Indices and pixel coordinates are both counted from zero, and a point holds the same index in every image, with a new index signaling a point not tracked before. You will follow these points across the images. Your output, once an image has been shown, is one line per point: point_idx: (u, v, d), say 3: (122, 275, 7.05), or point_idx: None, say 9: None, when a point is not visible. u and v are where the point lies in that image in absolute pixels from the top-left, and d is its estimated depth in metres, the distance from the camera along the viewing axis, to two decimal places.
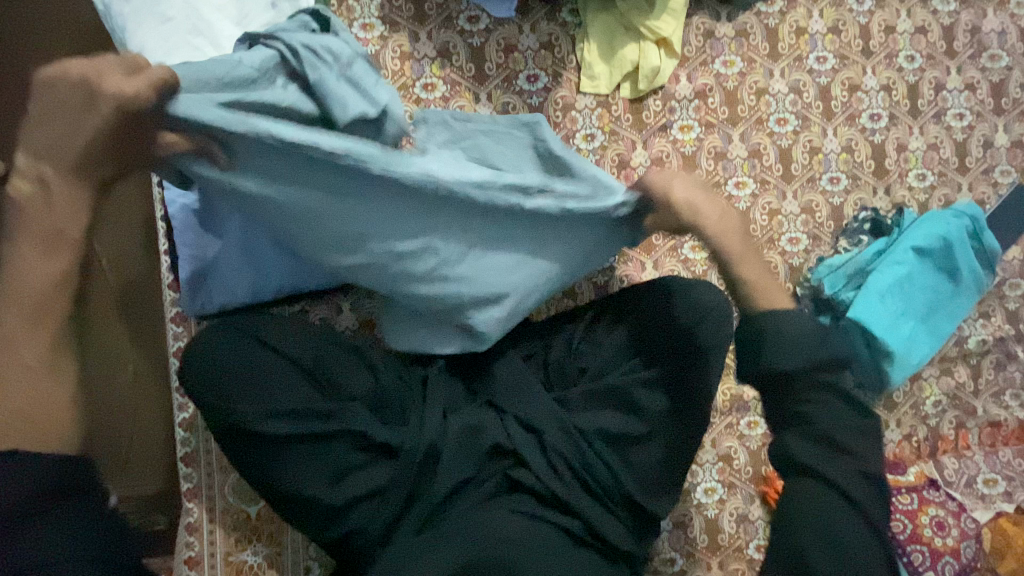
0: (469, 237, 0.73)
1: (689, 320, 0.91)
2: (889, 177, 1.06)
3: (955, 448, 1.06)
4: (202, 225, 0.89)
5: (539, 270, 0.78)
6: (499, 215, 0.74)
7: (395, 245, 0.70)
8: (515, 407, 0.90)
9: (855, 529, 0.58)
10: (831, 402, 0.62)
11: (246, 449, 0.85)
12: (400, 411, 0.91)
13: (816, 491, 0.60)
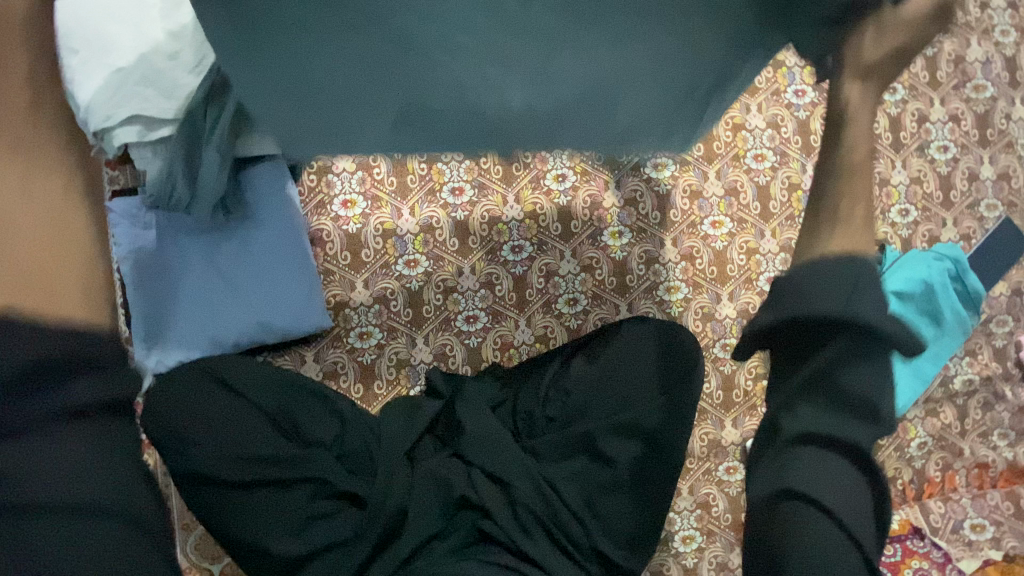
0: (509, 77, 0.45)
1: (659, 359, 0.91)
2: None
3: (941, 491, 1.03)
4: (155, 279, 0.89)
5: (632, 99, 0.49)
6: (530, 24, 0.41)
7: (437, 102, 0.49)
8: (480, 457, 0.84)
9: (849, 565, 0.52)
10: (868, 373, 0.53)
11: (205, 496, 0.82)
12: (368, 458, 0.87)
13: (825, 470, 0.54)
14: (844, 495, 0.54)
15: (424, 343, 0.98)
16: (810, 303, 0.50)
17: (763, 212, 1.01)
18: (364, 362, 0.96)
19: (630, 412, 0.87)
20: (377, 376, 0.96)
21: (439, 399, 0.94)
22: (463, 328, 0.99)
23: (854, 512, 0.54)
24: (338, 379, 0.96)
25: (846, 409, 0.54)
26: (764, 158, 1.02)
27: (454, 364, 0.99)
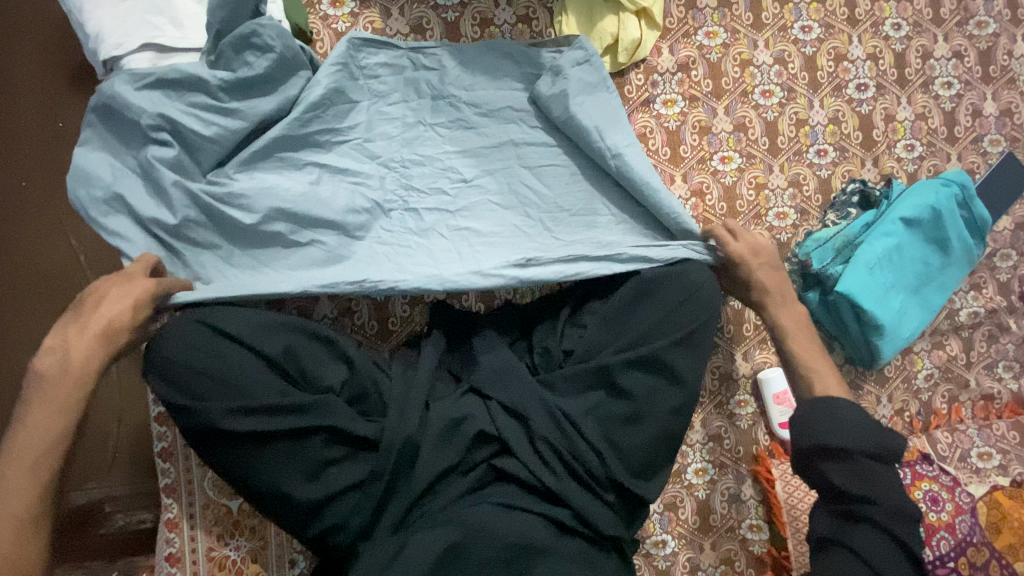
0: (462, 205, 0.94)
1: (678, 298, 0.89)
2: (878, 148, 1.04)
3: (947, 422, 1.05)
4: (156, 197, 0.78)
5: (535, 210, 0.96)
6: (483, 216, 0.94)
7: (427, 201, 0.93)
8: (498, 392, 0.87)
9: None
10: (856, 464, 0.70)
11: (215, 447, 0.80)
12: (378, 399, 0.88)
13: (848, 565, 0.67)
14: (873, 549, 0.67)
15: None
16: (801, 435, 0.74)
17: (771, 148, 1.02)
18: (377, 300, 0.96)
19: (642, 348, 0.88)
20: (392, 313, 0.96)
21: (449, 339, 0.95)
22: None
23: (879, 556, 0.66)
24: (352, 319, 0.95)
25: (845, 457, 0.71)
26: (771, 95, 1.02)
27: (466, 301, 1.00)
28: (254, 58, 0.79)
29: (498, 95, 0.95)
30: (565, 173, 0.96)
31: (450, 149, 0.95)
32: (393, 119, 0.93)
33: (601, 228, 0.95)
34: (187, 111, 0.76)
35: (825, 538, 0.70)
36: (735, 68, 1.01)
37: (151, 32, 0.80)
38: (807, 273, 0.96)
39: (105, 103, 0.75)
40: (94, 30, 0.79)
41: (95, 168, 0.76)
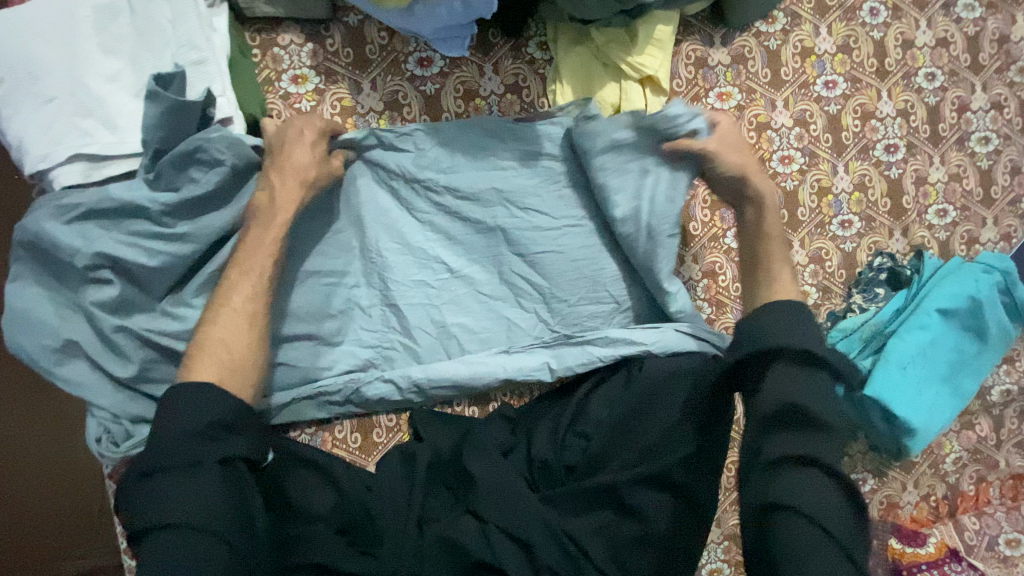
0: (450, 296, 0.87)
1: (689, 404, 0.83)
2: (908, 216, 0.94)
3: (975, 505, 0.99)
4: (106, 344, 0.67)
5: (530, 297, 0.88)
6: (472, 307, 0.87)
7: (411, 295, 0.86)
8: (497, 514, 0.79)
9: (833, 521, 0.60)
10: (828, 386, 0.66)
11: None
12: (370, 525, 0.80)
13: (799, 471, 0.61)
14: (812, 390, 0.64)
15: None
16: (772, 334, 0.67)
17: (792, 220, 0.92)
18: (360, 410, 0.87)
19: (652, 462, 0.81)
20: (375, 425, 0.88)
21: (443, 453, 0.85)
22: None
23: (816, 491, 0.60)
24: (333, 432, 0.87)
25: (811, 384, 0.64)
26: (791, 161, 0.92)
27: (458, 407, 0.93)
28: (200, 173, 0.68)
29: (482, 176, 0.85)
30: (562, 256, 0.86)
31: (432, 237, 0.86)
32: (371, 210, 0.84)
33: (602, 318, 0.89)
34: (127, 241, 0.66)
35: (771, 500, 0.60)
36: (752, 133, 0.91)
37: (80, 138, 0.68)
38: None
39: (31, 240, 0.64)
40: (12, 139, 0.67)
41: (26, 310, 0.65)
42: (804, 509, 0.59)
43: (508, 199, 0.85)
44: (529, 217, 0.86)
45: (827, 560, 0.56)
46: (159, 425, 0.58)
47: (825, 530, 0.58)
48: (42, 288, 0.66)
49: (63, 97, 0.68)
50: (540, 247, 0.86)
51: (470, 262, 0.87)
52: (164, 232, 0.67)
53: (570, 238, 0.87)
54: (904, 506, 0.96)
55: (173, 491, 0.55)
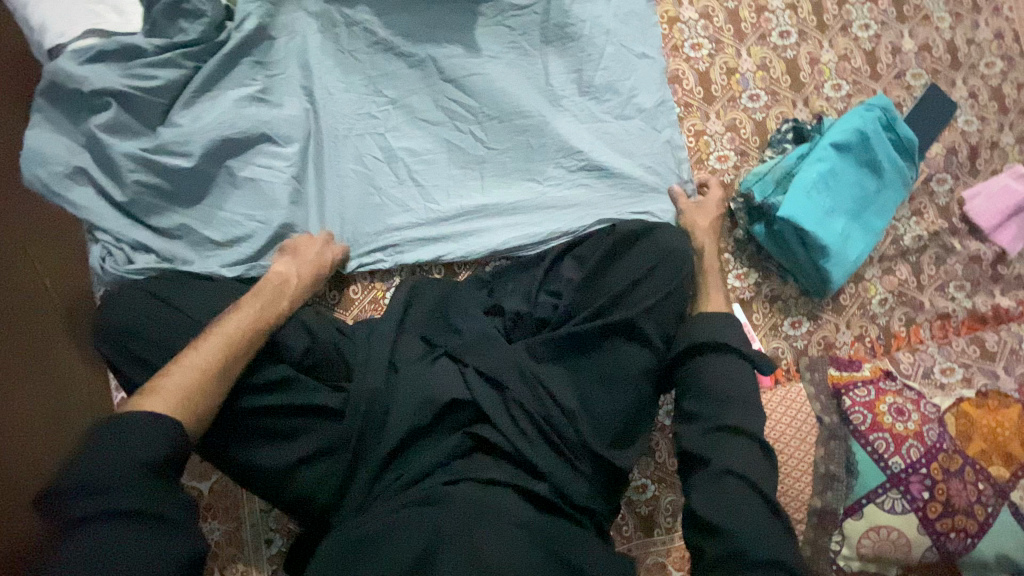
0: (397, 120, 0.99)
1: (636, 254, 0.96)
2: (806, 89, 1.09)
3: (908, 344, 1.07)
4: (108, 175, 0.81)
5: (467, 119, 1.00)
6: (415, 132, 0.99)
7: (362, 121, 0.97)
8: (475, 358, 0.91)
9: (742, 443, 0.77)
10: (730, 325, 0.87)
11: None
12: (341, 361, 0.90)
13: (726, 401, 0.79)
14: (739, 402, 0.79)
15: None
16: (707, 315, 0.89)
17: (706, 96, 1.07)
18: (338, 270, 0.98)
19: (615, 310, 0.94)
20: (353, 282, 0.99)
21: (420, 309, 0.98)
22: None
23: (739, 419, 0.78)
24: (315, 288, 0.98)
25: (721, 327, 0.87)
26: (700, 47, 1.07)
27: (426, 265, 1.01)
28: (188, 24, 0.86)
29: (420, 20, 0.99)
30: (487, 79, 1.00)
31: (374, 74, 0.98)
32: (313, 50, 0.95)
33: (531, 133, 1.01)
34: (125, 77, 0.80)
35: (712, 427, 0.78)
36: (664, 25, 1.07)
37: (94, 19, 0.81)
38: (750, 206, 1.00)
39: (50, 79, 0.78)
40: (38, 23, 0.80)
41: (46, 146, 0.79)
42: (721, 381, 0.81)
43: (437, 28, 1.00)
44: (461, 45, 1.01)
45: (738, 476, 0.73)
46: (172, 380, 0.67)
47: (744, 391, 0.81)
48: (55, 129, 0.79)
49: None
50: (474, 73, 1.00)
51: (409, 91, 0.99)
52: (159, 62, 0.83)
53: (496, 68, 1.01)
54: (840, 346, 1.04)
55: (164, 433, 0.61)
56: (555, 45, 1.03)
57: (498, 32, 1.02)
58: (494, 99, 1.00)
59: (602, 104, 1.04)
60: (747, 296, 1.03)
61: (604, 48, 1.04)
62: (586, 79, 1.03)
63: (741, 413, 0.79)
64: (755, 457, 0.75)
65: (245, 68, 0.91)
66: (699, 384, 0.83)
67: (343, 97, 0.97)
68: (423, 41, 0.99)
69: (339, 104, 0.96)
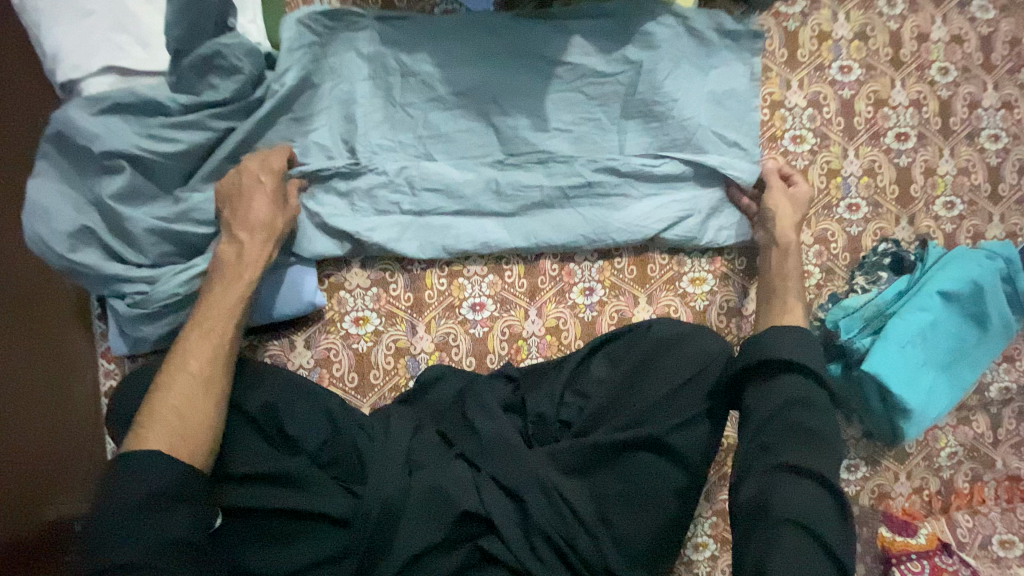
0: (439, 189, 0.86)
1: (684, 369, 0.81)
2: (915, 205, 0.95)
3: (969, 503, 0.97)
4: (121, 241, 0.73)
5: (516, 194, 0.87)
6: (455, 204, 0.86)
7: (398, 184, 0.85)
8: (495, 467, 0.80)
9: (811, 492, 0.63)
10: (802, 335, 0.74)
11: None
12: (355, 457, 0.78)
13: (798, 434, 0.66)
14: (810, 438, 0.66)
15: (425, 331, 0.89)
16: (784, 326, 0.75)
17: None
18: (359, 350, 0.87)
19: (646, 431, 0.79)
20: (374, 365, 0.88)
21: (441, 398, 0.86)
22: (468, 317, 0.90)
23: (809, 463, 0.64)
24: (331, 369, 0.87)
25: (795, 338, 0.72)
26: (801, 141, 0.93)
27: (456, 355, 0.91)
28: (220, 80, 0.76)
29: (485, 76, 0.87)
30: (552, 157, 0.88)
31: (426, 135, 0.86)
32: (362, 100, 0.84)
33: (586, 219, 0.88)
34: (145, 135, 0.72)
35: (778, 462, 0.65)
36: (765, 109, 0.93)
37: (115, 53, 0.74)
38: (831, 342, 0.88)
39: (61, 132, 0.70)
40: (51, 50, 0.73)
41: (46, 201, 0.70)
42: (790, 403, 0.68)
43: (502, 89, 0.87)
44: (524, 112, 0.88)
45: (798, 543, 0.60)
46: (157, 408, 0.63)
47: (814, 423, 0.68)
48: (59, 181, 0.71)
49: (103, 12, 0.74)
50: (539, 147, 0.88)
51: (460, 159, 0.87)
52: (183, 124, 0.74)
53: (564, 143, 0.89)
54: (895, 498, 0.95)
55: (171, 475, 0.60)
56: (636, 122, 0.89)
57: (573, 99, 0.89)
58: (554, 176, 0.88)
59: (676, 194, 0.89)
60: None
61: (689, 132, 0.89)
62: (662, 172, 0.88)
63: (812, 451, 0.65)
64: (821, 499, 0.62)
65: (282, 125, 0.81)
66: (767, 405, 0.69)
67: (383, 159, 0.85)
68: (486, 102, 0.87)
69: (378, 166, 0.84)
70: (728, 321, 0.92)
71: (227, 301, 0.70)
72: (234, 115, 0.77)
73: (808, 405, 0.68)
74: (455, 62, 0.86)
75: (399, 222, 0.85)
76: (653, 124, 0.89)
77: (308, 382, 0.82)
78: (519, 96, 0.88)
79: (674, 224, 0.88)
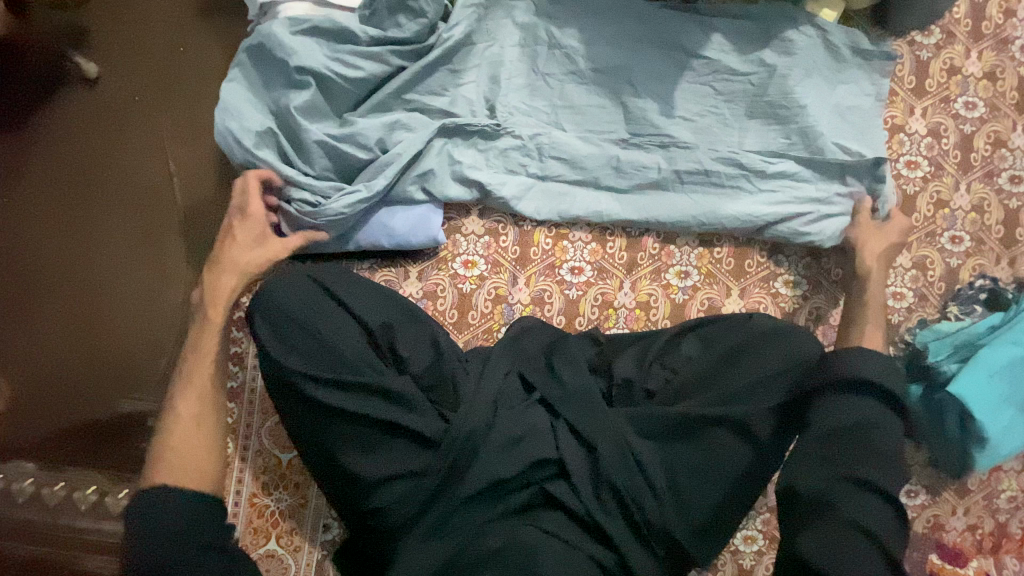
0: (564, 155, 0.92)
1: (782, 364, 0.83)
2: (1017, 248, 0.96)
3: (1019, 550, 0.98)
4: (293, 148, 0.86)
5: (634, 170, 0.92)
6: (578, 171, 0.92)
7: (529, 145, 0.91)
8: (576, 417, 0.84)
9: (878, 509, 0.66)
10: (882, 362, 0.75)
11: (292, 404, 0.81)
12: (453, 388, 0.84)
13: (870, 455, 0.69)
14: (883, 459, 0.69)
15: (524, 284, 0.94)
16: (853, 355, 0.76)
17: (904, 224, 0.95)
18: (463, 290, 0.93)
19: (734, 411, 0.81)
20: (473, 307, 0.93)
21: (532, 347, 0.91)
22: (566, 278, 0.95)
23: (884, 483, 0.67)
24: (436, 303, 0.93)
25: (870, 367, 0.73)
26: (916, 167, 0.95)
27: (549, 312, 0.96)
28: (405, 20, 0.89)
29: (625, 57, 0.92)
30: (672, 142, 0.93)
31: (559, 104, 0.93)
32: (509, 63, 0.92)
33: (695, 205, 0.92)
34: (331, 57, 0.85)
35: (847, 474, 0.68)
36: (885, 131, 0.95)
37: None
38: (915, 363, 0.91)
39: (262, 43, 0.84)
40: None
41: (237, 102, 0.84)
42: (864, 425, 0.70)
43: (636, 71, 0.92)
44: (652, 95, 0.93)
45: (863, 554, 0.63)
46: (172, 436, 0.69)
47: (885, 443, 0.70)
48: (248, 87, 0.85)
49: None
50: (663, 130, 0.92)
51: (588, 131, 0.93)
52: (366, 54, 0.87)
53: (687, 130, 0.93)
54: (947, 530, 0.96)
55: (186, 497, 0.62)
56: (759, 125, 0.93)
57: (703, 91, 0.93)
58: (671, 159, 0.93)
59: (789, 197, 0.92)
60: None
61: (810, 136, 0.91)
62: (775, 171, 0.92)
63: (884, 470, 0.68)
64: (886, 515, 0.66)
65: (441, 73, 0.91)
66: (838, 422, 0.71)
67: (517, 118, 0.91)
68: (620, 82, 0.93)
69: (513, 124, 0.91)
70: (816, 328, 0.95)
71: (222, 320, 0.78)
72: (403, 56, 0.89)
73: (888, 429, 0.70)
74: (599, 40, 0.93)
75: (525, 184, 0.92)
76: (775, 125, 0.93)
77: (420, 309, 0.88)
78: (652, 80, 0.93)
79: (780, 220, 0.91)
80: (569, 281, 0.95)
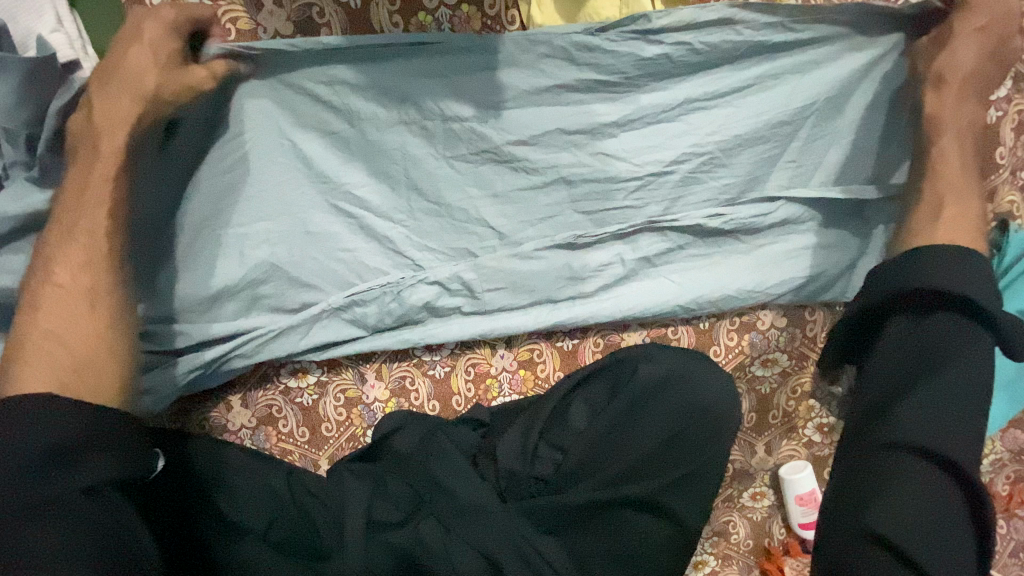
0: (402, 235, 0.68)
1: (680, 416, 0.73)
2: (998, 175, 0.71)
3: (1006, 509, 0.87)
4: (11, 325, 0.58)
5: (496, 225, 0.69)
6: (432, 246, 0.69)
7: (355, 237, 0.68)
8: (472, 527, 0.66)
9: (929, 486, 0.44)
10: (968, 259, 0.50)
11: None
12: (309, 532, 0.67)
13: (926, 404, 0.46)
14: (951, 431, 0.45)
15: (376, 378, 0.76)
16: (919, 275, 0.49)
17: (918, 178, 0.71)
18: (304, 404, 0.76)
19: (638, 485, 0.70)
20: (323, 419, 0.77)
21: (403, 449, 0.73)
22: (423, 358, 0.76)
23: (959, 450, 0.44)
24: (277, 427, 0.76)
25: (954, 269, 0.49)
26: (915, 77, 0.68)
27: (416, 400, 0.78)
28: None
29: (422, 77, 0.63)
30: (530, 176, 0.68)
31: (373, 165, 0.66)
32: (271, 130, 0.63)
33: (572, 242, 0.70)
34: None
35: (886, 435, 0.46)
36: None
37: None
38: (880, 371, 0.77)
39: None
40: None
41: None
42: (929, 358, 0.47)
43: (444, 94, 0.63)
44: (481, 123, 0.65)
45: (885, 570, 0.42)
46: (28, 335, 0.47)
47: (971, 385, 0.47)
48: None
49: None
50: (515, 161, 0.67)
51: (425, 192, 0.67)
52: None
53: (549, 153, 0.67)
54: None
55: (81, 412, 0.43)
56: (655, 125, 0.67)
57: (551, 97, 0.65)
58: (636, 245, 0.71)
59: (696, 209, 0.70)
60: (813, 442, 0.83)
61: (726, 127, 0.67)
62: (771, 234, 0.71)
63: (958, 436, 0.45)
64: (939, 493, 0.44)
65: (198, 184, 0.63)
66: (898, 353, 0.49)
67: (328, 204, 0.66)
68: (435, 113, 0.64)
69: (321, 215, 0.66)
70: (737, 336, 0.77)
71: (85, 218, 0.53)
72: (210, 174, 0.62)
73: (969, 374, 0.46)
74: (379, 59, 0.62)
75: (464, 327, 0.71)
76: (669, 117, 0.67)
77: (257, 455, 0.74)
78: (476, 96, 0.64)
79: (704, 247, 0.72)
80: (430, 357, 0.76)
